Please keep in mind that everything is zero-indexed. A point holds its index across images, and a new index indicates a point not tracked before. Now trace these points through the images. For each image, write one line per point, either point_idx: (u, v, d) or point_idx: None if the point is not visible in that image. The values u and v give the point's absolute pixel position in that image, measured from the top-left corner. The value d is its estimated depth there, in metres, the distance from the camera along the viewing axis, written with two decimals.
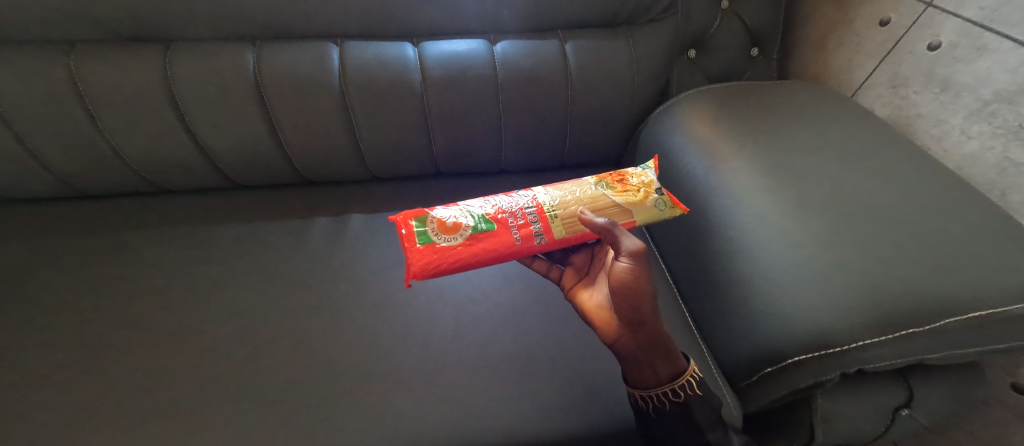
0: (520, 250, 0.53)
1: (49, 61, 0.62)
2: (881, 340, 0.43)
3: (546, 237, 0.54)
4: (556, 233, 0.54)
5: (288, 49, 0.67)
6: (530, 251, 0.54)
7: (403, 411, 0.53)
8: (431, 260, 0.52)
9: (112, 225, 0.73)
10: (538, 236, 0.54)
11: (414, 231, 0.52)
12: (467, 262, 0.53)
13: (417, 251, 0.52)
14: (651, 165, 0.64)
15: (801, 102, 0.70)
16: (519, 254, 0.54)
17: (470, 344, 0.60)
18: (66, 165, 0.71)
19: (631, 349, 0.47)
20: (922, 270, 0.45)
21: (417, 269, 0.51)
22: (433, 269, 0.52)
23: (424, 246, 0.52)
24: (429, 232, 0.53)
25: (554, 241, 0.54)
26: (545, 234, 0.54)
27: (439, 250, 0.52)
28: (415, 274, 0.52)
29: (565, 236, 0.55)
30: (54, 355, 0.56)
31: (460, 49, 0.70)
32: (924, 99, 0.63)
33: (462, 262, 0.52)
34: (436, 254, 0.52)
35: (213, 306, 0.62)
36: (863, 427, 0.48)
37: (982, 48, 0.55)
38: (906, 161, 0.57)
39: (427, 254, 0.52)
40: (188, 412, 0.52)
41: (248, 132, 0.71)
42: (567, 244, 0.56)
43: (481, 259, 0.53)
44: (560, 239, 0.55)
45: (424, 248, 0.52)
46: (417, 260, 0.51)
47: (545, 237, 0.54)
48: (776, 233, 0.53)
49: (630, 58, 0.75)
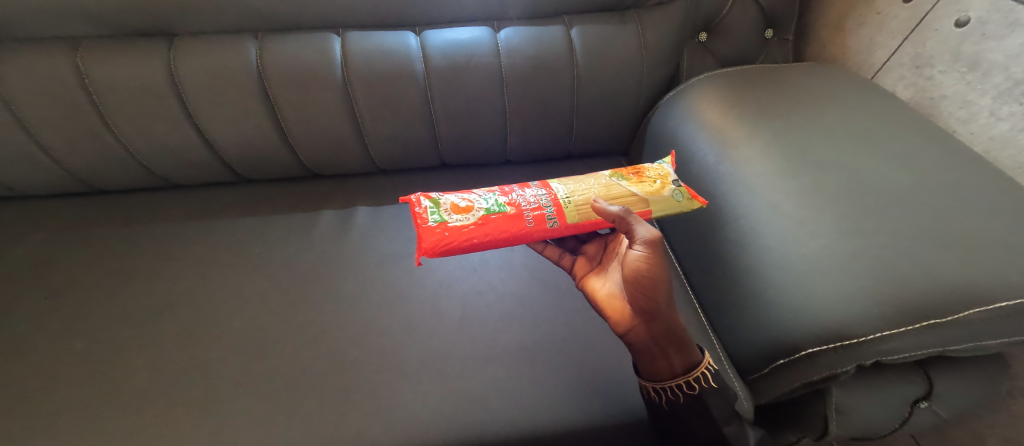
0: (533, 233, 0.53)
1: (56, 58, 0.62)
2: (901, 331, 0.41)
3: (559, 222, 0.54)
4: (569, 219, 0.54)
5: (290, 41, 0.66)
6: (543, 235, 0.53)
7: (410, 401, 0.53)
8: (443, 238, 0.51)
9: (124, 220, 0.75)
10: (551, 220, 0.54)
11: (428, 210, 0.53)
12: (477, 243, 0.52)
13: (429, 229, 0.51)
14: (669, 161, 0.64)
15: (817, 85, 0.67)
16: (532, 237, 0.53)
17: (477, 336, 0.59)
18: (78, 160, 0.72)
19: (644, 340, 0.46)
20: (947, 259, 0.43)
21: (429, 246, 0.51)
22: (444, 247, 0.51)
23: (436, 224, 0.52)
24: (442, 212, 0.53)
25: (567, 225, 0.54)
26: (558, 219, 0.54)
27: (450, 229, 0.52)
28: (425, 251, 0.51)
29: (578, 222, 0.54)
30: (72, 348, 0.57)
31: (462, 37, 0.69)
32: (949, 79, 0.60)
33: (473, 242, 0.52)
34: (448, 233, 0.51)
35: (225, 298, 0.63)
36: (879, 420, 0.47)
37: (1015, 23, 0.51)
38: (930, 146, 0.55)
39: (438, 232, 0.51)
40: (201, 403, 0.53)
41: (253, 126, 0.71)
42: (581, 230, 0.55)
43: (492, 241, 0.52)
44: (574, 225, 0.54)
45: (437, 226, 0.52)
46: (429, 236, 0.51)
47: (558, 222, 0.54)
48: (790, 222, 0.52)
49: (638, 43, 0.72)
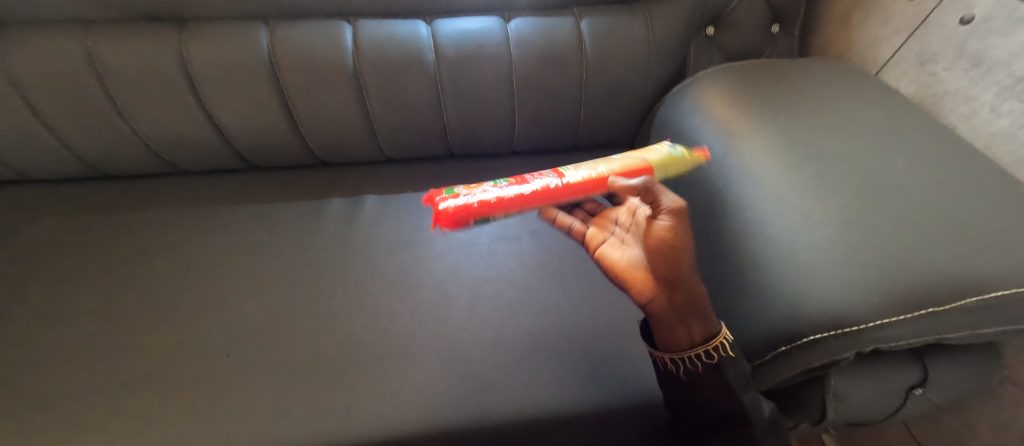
0: (541, 192, 0.55)
1: (65, 42, 0.62)
2: (900, 319, 0.42)
3: (564, 182, 0.56)
4: (572, 179, 0.57)
5: (301, 28, 0.66)
6: (551, 194, 0.56)
7: (422, 383, 0.55)
8: (456, 204, 0.53)
9: (134, 205, 0.75)
10: (557, 182, 0.56)
11: (441, 193, 0.56)
12: (489, 205, 0.53)
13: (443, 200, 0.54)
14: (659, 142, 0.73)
15: (823, 79, 0.68)
16: (541, 196, 0.55)
17: (486, 322, 0.61)
18: (87, 145, 0.72)
19: (665, 308, 0.48)
20: (947, 250, 0.44)
21: (443, 212, 0.52)
22: (458, 210, 0.52)
23: (449, 196, 0.54)
24: (454, 190, 0.56)
25: (572, 184, 0.56)
26: (562, 179, 0.57)
27: (463, 197, 0.54)
28: (441, 219, 0.52)
29: (582, 182, 0.57)
30: (90, 328, 0.59)
31: (473, 27, 0.69)
32: (952, 75, 0.61)
33: (486, 203, 0.53)
34: (460, 200, 0.53)
35: (237, 283, 0.64)
36: (875, 406, 0.49)
37: (1019, 20, 0.52)
38: (932, 141, 0.56)
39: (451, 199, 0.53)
40: (217, 384, 0.54)
41: (263, 113, 0.71)
42: (585, 190, 0.57)
43: (504, 202, 0.54)
44: (578, 184, 0.57)
45: (449, 197, 0.54)
46: (442, 203, 0.53)
47: (563, 182, 0.57)
48: (795, 213, 0.53)
49: (647, 36, 0.73)
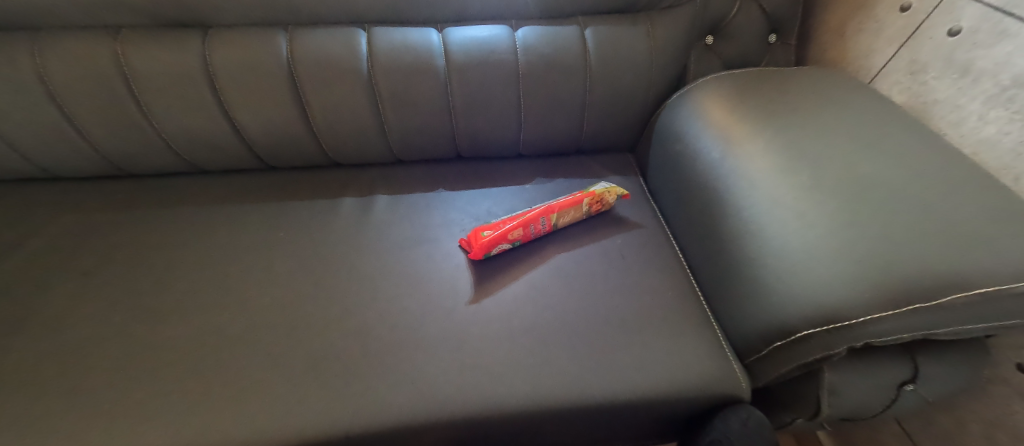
0: (540, 212, 0.71)
1: (97, 46, 0.66)
2: (887, 314, 0.44)
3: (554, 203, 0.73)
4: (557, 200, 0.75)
5: (319, 35, 0.70)
6: (547, 212, 0.72)
7: (430, 374, 0.56)
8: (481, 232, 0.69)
9: (154, 202, 0.78)
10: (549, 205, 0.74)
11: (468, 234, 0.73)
12: (506, 227, 0.69)
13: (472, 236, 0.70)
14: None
15: (818, 88, 0.71)
16: (540, 214, 0.71)
17: (491, 317, 0.63)
18: (111, 144, 0.75)
19: None
20: (934, 248, 0.47)
21: (475, 241, 0.68)
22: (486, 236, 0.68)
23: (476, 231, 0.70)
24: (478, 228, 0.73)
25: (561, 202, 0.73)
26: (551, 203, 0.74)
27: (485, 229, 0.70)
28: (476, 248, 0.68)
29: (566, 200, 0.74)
30: (111, 317, 0.61)
31: (483, 35, 0.72)
32: (942, 84, 0.63)
33: (503, 227, 0.69)
34: (484, 229, 0.69)
35: (252, 277, 0.67)
36: (868, 401, 0.51)
37: (1003, 33, 0.55)
38: (921, 146, 0.58)
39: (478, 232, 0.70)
40: (231, 372, 0.56)
41: (278, 115, 0.74)
42: (570, 205, 0.73)
43: (517, 223, 0.70)
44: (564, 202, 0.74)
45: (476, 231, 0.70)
46: (471, 237, 0.69)
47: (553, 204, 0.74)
48: (790, 214, 0.55)
49: (649, 44, 0.76)
